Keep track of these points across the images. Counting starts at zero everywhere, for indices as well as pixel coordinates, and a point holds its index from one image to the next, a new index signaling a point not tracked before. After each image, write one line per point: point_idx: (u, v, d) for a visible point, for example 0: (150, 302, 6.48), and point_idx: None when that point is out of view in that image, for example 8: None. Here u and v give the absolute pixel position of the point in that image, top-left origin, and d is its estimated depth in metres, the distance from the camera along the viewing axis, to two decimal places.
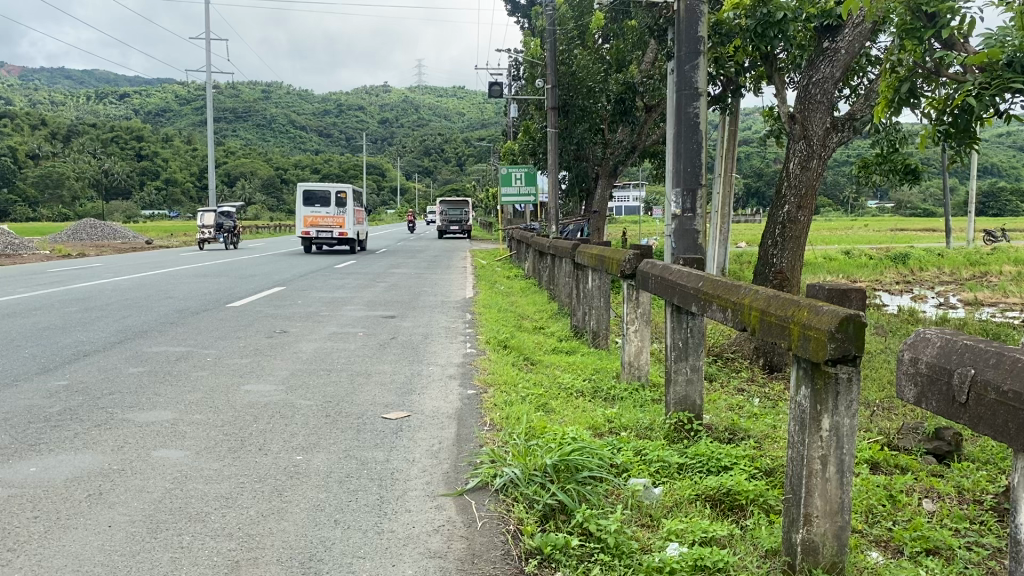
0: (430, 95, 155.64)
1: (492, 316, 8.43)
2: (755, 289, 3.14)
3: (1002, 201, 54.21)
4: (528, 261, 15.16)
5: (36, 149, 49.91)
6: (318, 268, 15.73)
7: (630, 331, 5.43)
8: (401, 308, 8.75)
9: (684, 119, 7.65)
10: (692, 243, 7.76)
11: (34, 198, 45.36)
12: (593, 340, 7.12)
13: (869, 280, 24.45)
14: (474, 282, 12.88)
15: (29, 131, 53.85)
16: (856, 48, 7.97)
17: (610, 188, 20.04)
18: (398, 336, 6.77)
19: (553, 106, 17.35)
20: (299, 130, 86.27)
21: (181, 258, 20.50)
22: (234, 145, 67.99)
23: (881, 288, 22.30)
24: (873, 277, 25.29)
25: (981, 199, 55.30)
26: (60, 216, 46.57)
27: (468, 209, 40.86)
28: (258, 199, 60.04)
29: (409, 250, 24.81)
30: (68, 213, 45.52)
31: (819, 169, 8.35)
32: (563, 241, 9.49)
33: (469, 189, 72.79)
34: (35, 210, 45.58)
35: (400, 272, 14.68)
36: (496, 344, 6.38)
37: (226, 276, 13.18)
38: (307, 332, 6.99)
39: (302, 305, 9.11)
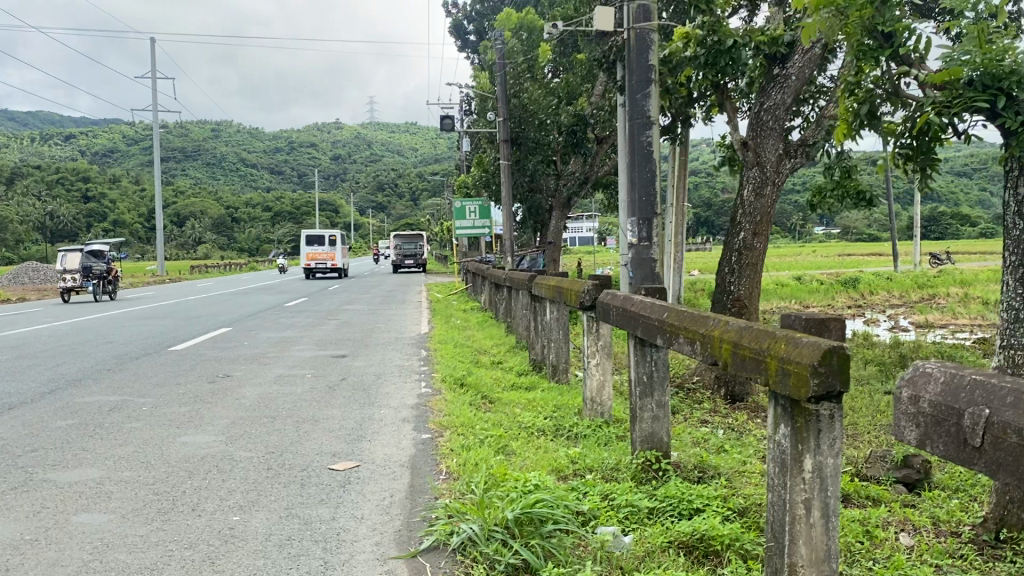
0: (383, 131, 155.75)
1: (448, 351, 8.16)
2: (725, 320, 2.94)
3: (943, 224, 55.71)
4: (483, 295, 14.92)
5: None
6: (268, 307, 15.32)
7: (592, 364, 5.21)
8: (352, 347, 8.43)
9: (638, 149, 7.49)
10: (650, 273, 7.60)
11: None
12: (552, 375, 6.89)
13: (822, 305, 24.68)
14: (428, 317, 12.59)
15: None
16: (807, 74, 7.99)
17: (565, 219, 19.93)
18: (348, 377, 6.47)
19: (505, 138, 17.25)
20: (250, 168, 85.40)
21: (126, 300, 19.85)
22: (183, 184, 67.03)
23: (835, 313, 22.55)
24: (826, 302, 25.56)
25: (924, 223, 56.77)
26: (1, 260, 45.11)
27: (422, 244, 40.58)
28: (209, 238, 59.10)
29: (362, 286, 24.44)
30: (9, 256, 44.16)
31: (774, 195, 8.29)
32: (519, 273, 9.29)
33: (423, 223, 72.57)
34: None
35: (352, 309, 14.34)
36: (453, 382, 6.11)
37: (171, 318, 12.71)
38: (252, 377, 6.65)
39: (248, 346, 8.75)
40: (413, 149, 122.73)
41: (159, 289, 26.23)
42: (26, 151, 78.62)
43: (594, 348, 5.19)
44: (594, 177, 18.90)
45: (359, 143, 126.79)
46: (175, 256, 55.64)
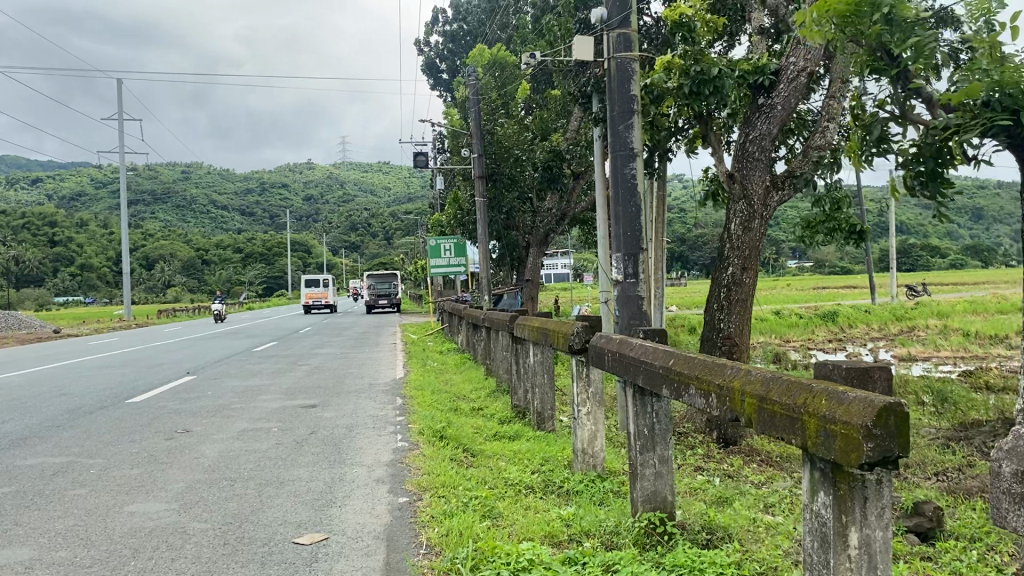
0: (356, 171, 155.95)
1: (425, 398, 7.74)
2: (746, 368, 2.58)
3: (912, 257, 56.35)
4: (461, 335, 14.50)
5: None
6: (237, 352, 14.80)
7: (582, 412, 4.83)
8: (324, 395, 7.98)
9: (621, 181, 7.21)
10: (637, 311, 7.26)
11: None
12: (537, 424, 6.51)
13: (802, 339, 24.53)
14: (403, 360, 12.15)
15: None
16: (792, 104, 7.76)
17: (542, 256, 19.62)
18: (318, 430, 6.03)
19: (480, 174, 16.96)
20: (222, 211, 84.70)
21: (90, 347, 19.14)
22: (154, 227, 66.19)
23: (814, 347, 22.36)
24: (804, 335, 25.42)
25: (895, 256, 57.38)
26: None
27: (397, 283, 40.13)
28: (181, 281, 58.20)
29: (336, 328, 23.90)
30: None
31: (761, 229, 8.01)
32: (498, 313, 8.91)
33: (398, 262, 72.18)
34: None
35: (325, 353, 13.86)
36: (431, 433, 5.70)
37: (134, 366, 12.14)
38: (214, 431, 6.19)
39: (213, 396, 8.27)
40: (386, 189, 122.64)
41: (125, 335, 25.45)
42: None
43: (583, 395, 4.80)
44: (571, 213, 18.64)
45: (332, 184, 126.48)
46: (145, 300, 54.66)
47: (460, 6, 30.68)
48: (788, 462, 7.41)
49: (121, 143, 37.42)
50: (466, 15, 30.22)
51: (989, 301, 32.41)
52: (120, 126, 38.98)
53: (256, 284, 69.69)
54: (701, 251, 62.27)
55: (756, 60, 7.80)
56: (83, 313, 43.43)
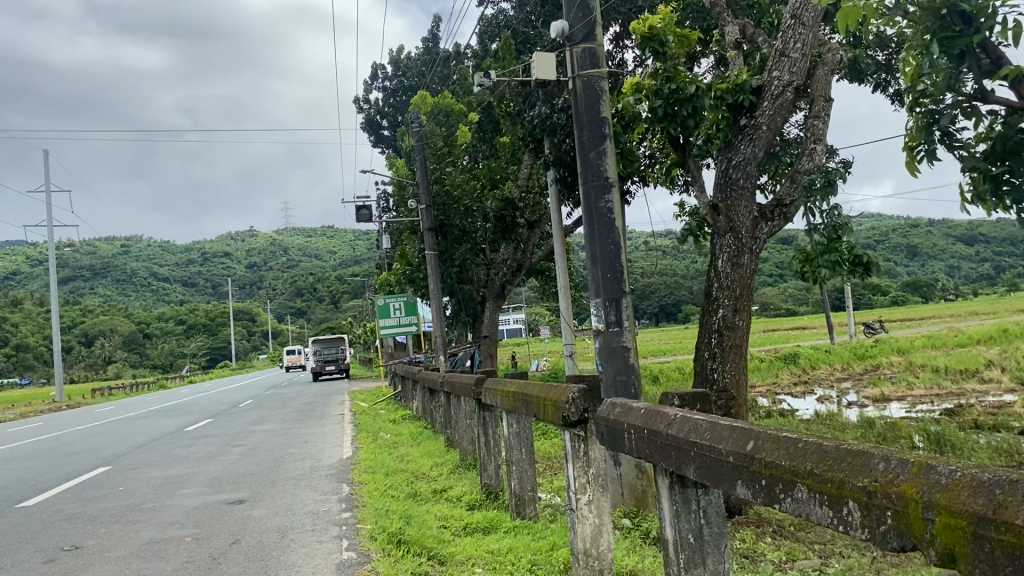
0: (300, 236, 154.11)
1: (378, 481, 6.58)
2: (913, 461, 1.53)
3: (860, 295, 56.77)
4: (415, 402, 13.29)
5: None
6: (166, 433, 13.29)
7: (578, 503, 3.75)
8: (256, 486, 6.64)
9: (596, 216, 6.23)
10: (623, 364, 6.21)
11: None
12: (515, 510, 5.42)
13: (768, 384, 23.71)
14: (354, 433, 10.90)
15: None
16: (777, 124, 6.87)
17: (498, 310, 18.54)
18: (243, 540, 4.71)
19: (428, 227, 15.91)
20: (163, 284, 82.22)
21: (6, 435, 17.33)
22: (93, 302, 63.48)
23: (783, 392, 21.46)
24: (770, 380, 24.66)
25: (843, 297, 57.80)
26: None
27: (344, 347, 38.72)
28: (122, 357, 55.56)
29: (281, 399, 22.35)
30: None
31: (753, 265, 7.06)
32: (458, 376, 7.81)
33: (346, 326, 70.45)
34: None
35: (266, 430, 12.48)
36: (385, 534, 4.54)
37: (44, 457, 10.60)
38: (113, 544, 4.83)
39: (123, 493, 6.85)
40: (332, 252, 120.82)
41: (50, 419, 23.48)
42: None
43: (581, 479, 3.73)
44: (527, 265, 17.70)
45: (275, 250, 124.19)
46: (83, 378, 51.74)
47: (399, 62, 29.97)
48: (802, 532, 6.39)
49: (48, 216, 35.51)
50: (406, 70, 29.48)
51: (948, 334, 32.11)
52: (48, 196, 37.03)
53: (199, 355, 67.00)
54: (654, 299, 61.78)
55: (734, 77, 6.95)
56: (15, 397, 41.02)
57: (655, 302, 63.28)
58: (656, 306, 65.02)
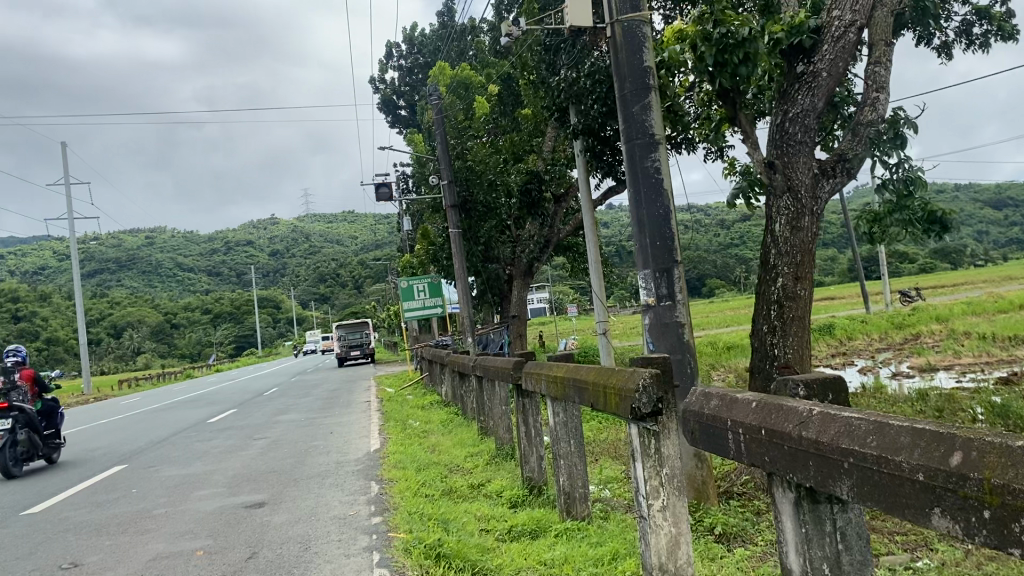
0: (321, 221, 154.17)
1: (412, 477, 6.01)
2: None
3: (891, 263, 55.52)
4: (444, 386, 12.75)
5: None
6: (187, 426, 12.83)
7: (652, 511, 3.16)
8: (277, 487, 6.09)
9: (642, 176, 5.60)
10: (675, 341, 5.56)
11: None
12: (565, 509, 4.83)
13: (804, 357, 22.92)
14: (382, 422, 10.36)
15: None
16: (839, 69, 6.22)
17: (526, 289, 17.92)
18: (261, 554, 4.15)
19: (451, 204, 15.27)
20: (188, 274, 82.42)
21: (29, 431, 16.99)
22: (119, 294, 63.66)
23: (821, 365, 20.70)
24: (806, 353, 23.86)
25: (874, 265, 56.56)
26: None
27: (369, 331, 38.28)
28: (150, 347, 55.66)
29: (307, 387, 21.89)
30: None
31: (814, 228, 6.38)
32: (491, 360, 7.21)
33: (370, 310, 70.23)
34: None
35: (291, 419, 11.97)
36: (422, 545, 3.94)
37: (60, 456, 10.14)
38: (117, 561, 4.28)
39: (136, 497, 6.34)
40: (353, 237, 120.53)
41: (76, 412, 23.22)
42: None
43: (653, 482, 3.14)
44: (554, 241, 17.04)
45: (297, 237, 124.19)
46: (113, 370, 51.88)
47: (414, 39, 29.28)
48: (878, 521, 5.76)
49: (69, 208, 35.26)
50: (422, 47, 28.81)
51: (987, 301, 31.03)
52: (66, 188, 36.80)
53: (226, 344, 67.19)
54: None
55: (790, 18, 6.26)
56: (45, 389, 41.12)
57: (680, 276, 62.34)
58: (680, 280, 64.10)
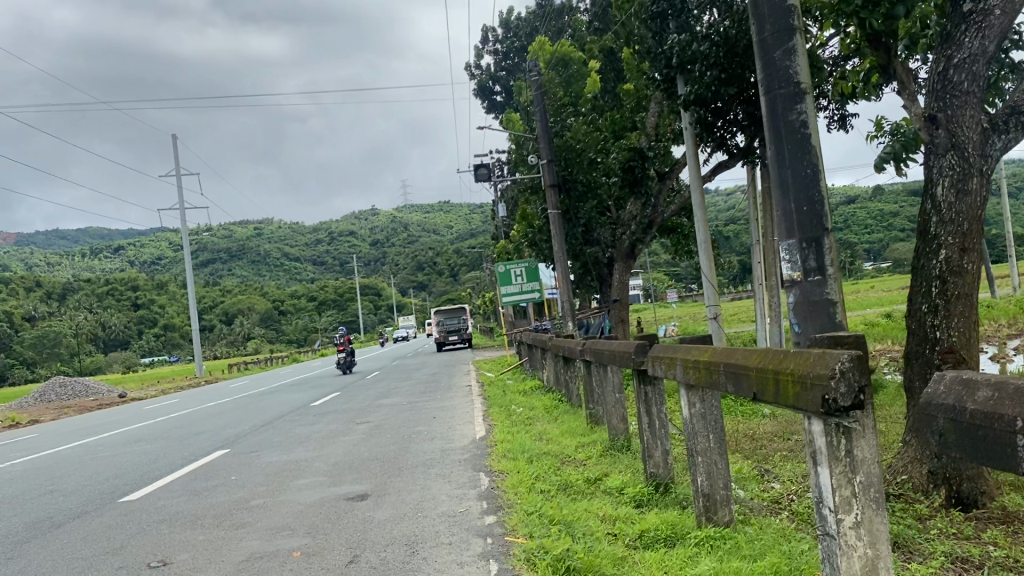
0: (417, 210, 156.11)
1: (524, 470, 5.48)
2: None
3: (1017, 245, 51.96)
4: (546, 371, 12.21)
5: (22, 310, 47.56)
6: (289, 410, 12.69)
7: (841, 528, 2.55)
8: (380, 477, 5.65)
9: (785, 132, 4.95)
10: (828, 322, 4.85)
11: (31, 360, 43.03)
12: (704, 513, 4.19)
13: None
14: (484, 408, 9.89)
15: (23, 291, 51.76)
16: (1016, 7, 5.33)
17: (629, 272, 17.17)
18: (363, 559, 3.67)
19: (551, 183, 14.66)
20: (292, 262, 84.65)
21: (140, 414, 17.36)
22: (229, 282, 65.89)
23: None
24: None
25: (998, 247, 53.05)
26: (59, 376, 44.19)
27: (466, 317, 38.15)
28: (258, 333, 57.26)
29: (405, 372, 21.76)
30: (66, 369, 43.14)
31: (983, 191, 5.50)
32: (605, 342, 6.62)
33: (466, 297, 70.47)
34: (32, 372, 43.10)
35: (391, 404, 11.65)
36: (548, 556, 3.39)
37: (165, 439, 10.07)
38: (209, 561, 3.89)
39: (235, 485, 6.01)
40: (449, 226, 121.42)
41: (185, 395, 23.78)
42: (75, 262, 78.51)
43: (845, 492, 2.54)
44: (659, 222, 16.22)
45: (395, 225, 126.03)
46: (222, 354, 53.64)
47: (511, 21, 28.72)
48: None
49: (179, 198, 36.33)
50: (518, 29, 28.23)
51: None
52: (176, 179, 37.98)
53: (328, 330, 68.65)
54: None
55: None
56: (160, 373, 42.75)
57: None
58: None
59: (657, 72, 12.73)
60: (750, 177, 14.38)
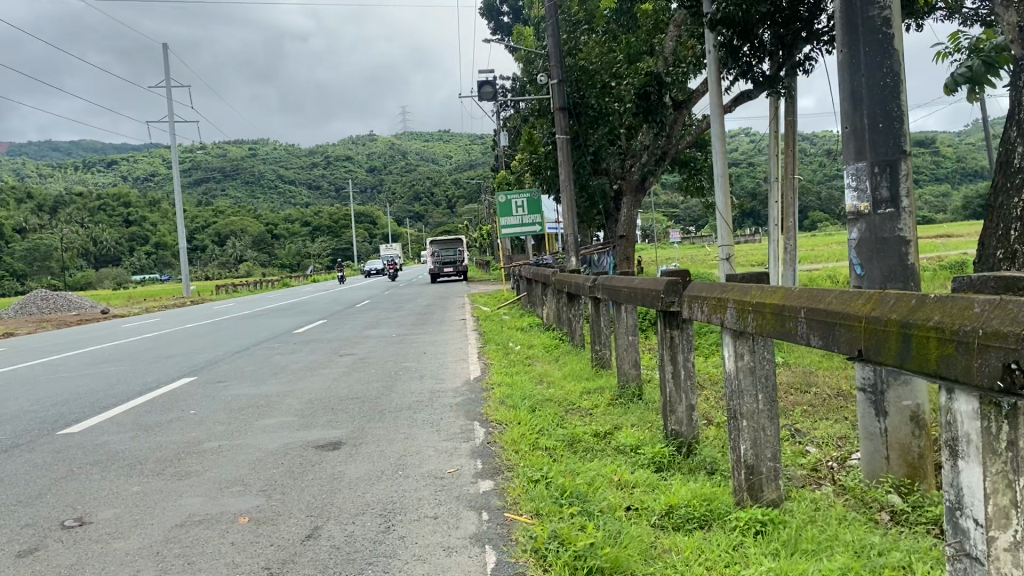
0: (417, 138, 153.82)
1: (525, 421, 4.72)
2: None
3: None
4: (545, 307, 11.45)
5: (14, 221, 46.81)
6: (271, 336, 11.96)
7: (994, 552, 1.77)
8: (358, 421, 4.90)
9: (863, 31, 4.05)
10: (897, 264, 4.03)
11: (22, 272, 42.50)
12: (747, 489, 3.43)
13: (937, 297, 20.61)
14: (479, 344, 9.16)
15: (13, 202, 50.95)
16: None
17: (637, 207, 16.32)
18: (324, 535, 2.90)
19: (560, 105, 13.66)
20: (288, 185, 83.41)
21: (119, 332, 16.67)
22: (223, 203, 64.83)
23: None
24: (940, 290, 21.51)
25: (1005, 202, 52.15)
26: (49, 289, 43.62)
27: (463, 248, 37.40)
28: (252, 256, 56.53)
29: (397, 301, 21.05)
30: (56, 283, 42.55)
31: None
32: (619, 278, 5.82)
33: (463, 228, 69.61)
34: (22, 284, 42.56)
35: (379, 335, 10.90)
36: (563, 550, 2.61)
37: (133, 361, 9.33)
38: (135, 523, 3.13)
39: (193, 422, 5.25)
40: (447, 156, 119.67)
41: (171, 314, 23.11)
42: (68, 176, 77.24)
43: (1002, 501, 1.74)
44: (674, 153, 15.48)
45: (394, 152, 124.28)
46: (214, 275, 52.92)
47: None
48: None
49: (170, 112, 35.08)
50: None
51: None
52: (168, 91, 36.61)
53: (323, 255, 67.83)
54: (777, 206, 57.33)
55: None
56: (152, 291, 42.21)
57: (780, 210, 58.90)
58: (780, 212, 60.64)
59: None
60: (772, 110, 13.46)
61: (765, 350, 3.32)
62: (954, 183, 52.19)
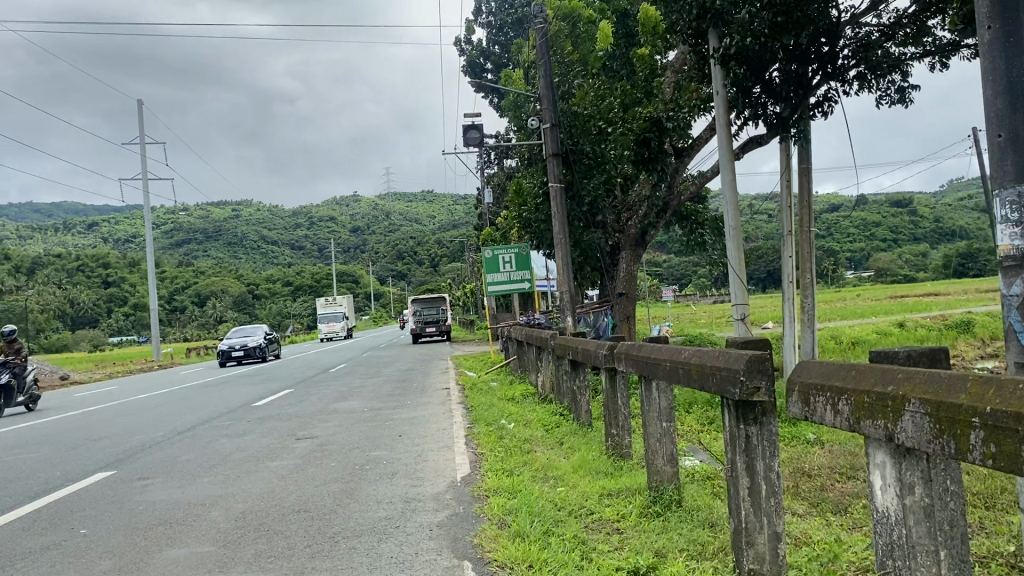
0: (402, 201, 153.85)
1: (539, 559, 3.34)
2: None
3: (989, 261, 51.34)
4: (541, 374, 10.04)
5: None
6: (228, 410, 10.45)
7: None
8: (300, 557, 3.48)
9: None
10: None
11: None
12: None
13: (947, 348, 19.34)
14: (465, 424, 7.75)
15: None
16: None
17: (637, 262, 15.10)
18: None
19: (553, 152, 12.49)
20: (271, 246, 82.42)
21: (67, 402, 15.04)
22: (204, 263, 63.45)
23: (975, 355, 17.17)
24: (947, 343, 20.28)
25: (965, 261, 52.42)
26: (23, 352, 41.97)
27: (445, 308, 36.02)
28: (232, 317, 55.00)
29: (377, 365, 19.62)
30: (30, 346, 40.90)
31: None
32: (650, 347, 4.45)
33: (447, 287, 68.66)
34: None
35: (348, 409, 9.46)
36: None
37: (53, 446, 7.82)
38: None
39: (73, 553, 3.78)
40: (429, 216, 118.64)
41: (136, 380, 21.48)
42: (49, 236, 75.56)
43: None
44: (675, 205, 14.43)
45: (378, 213, 123.79)
46: (194, 337, 51.32)
47: None
48: None
49: (145, 169, 33.83)
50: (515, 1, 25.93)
51: None
52: (144, 146, 35.21)
53: (305, 315, 66.43)
54: (763, 265, 56.37)
55: None
56: (126, 354, 40.47)
57: (764, 268, 57.99)
58: (765, 270, 59.75)
59: (681, 28, 11.15)
60: (784, 159, 12.35)
61: (951, 480, 2.00)
62: (929, 243, 52.18)
